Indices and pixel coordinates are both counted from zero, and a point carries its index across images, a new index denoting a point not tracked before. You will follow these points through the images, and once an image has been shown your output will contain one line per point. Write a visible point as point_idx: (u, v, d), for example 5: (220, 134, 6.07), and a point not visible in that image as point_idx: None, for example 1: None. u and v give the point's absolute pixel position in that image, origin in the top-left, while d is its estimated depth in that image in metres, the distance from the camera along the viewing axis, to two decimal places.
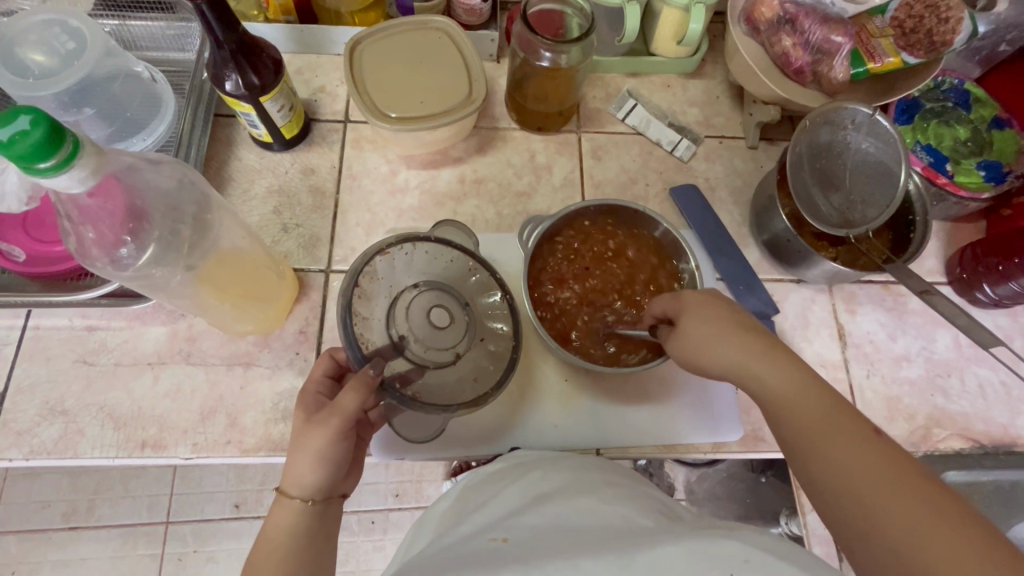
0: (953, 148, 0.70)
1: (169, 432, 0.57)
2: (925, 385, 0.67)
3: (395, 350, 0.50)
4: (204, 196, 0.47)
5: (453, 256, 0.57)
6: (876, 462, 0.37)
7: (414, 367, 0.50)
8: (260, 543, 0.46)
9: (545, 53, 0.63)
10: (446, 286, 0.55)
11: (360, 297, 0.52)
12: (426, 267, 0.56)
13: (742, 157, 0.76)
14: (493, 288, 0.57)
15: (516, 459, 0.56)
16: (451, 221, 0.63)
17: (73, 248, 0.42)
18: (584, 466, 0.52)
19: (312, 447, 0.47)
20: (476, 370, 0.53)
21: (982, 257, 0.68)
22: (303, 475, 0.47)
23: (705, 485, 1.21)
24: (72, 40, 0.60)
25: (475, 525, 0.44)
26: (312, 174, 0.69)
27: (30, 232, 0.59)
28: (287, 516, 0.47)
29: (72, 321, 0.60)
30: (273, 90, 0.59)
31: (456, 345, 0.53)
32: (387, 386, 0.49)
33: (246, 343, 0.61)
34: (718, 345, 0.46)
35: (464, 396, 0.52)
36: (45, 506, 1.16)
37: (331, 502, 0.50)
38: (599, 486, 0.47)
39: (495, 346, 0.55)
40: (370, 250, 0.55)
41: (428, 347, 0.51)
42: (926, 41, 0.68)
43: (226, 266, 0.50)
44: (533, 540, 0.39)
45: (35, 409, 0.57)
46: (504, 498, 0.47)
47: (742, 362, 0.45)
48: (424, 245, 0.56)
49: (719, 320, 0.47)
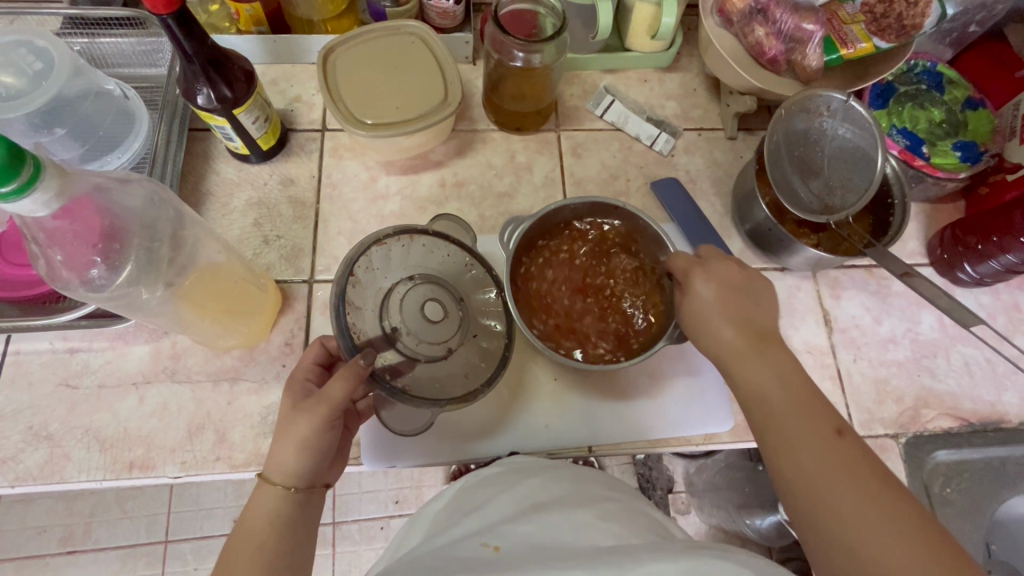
0: (929, 130, 0.71)
1: (157, 451, 0.57)
2: (912, 366, 0.67)
3: (387, 342, 0.53)
4: (178, 213, 0.47)
5: (451, 251, 0.58)
6: (846, 458, 0.42)
7: (404, 360, 0.53)
8: (240, 526, 0.47)
9: (518, 53, 0.63)
10: (441, 282, 0.57)
11: (355, 286, 0.54)
12: (422, 261, 0.57)
13: (722, 148, 0.76)
14: (489, 284, 0.59)
15: (513, 464, 0.55)
16: (450, 215, 0.60)
17: (43, 271, 0.42)
18: (579, 479, 0.52)
19: (297, 435, 0.48)
20: (467, 367, 0.55)
21: (962, 237, 0.69)
22: (287, 463, 0.48)
23: (705, 476, 1.25)
24: (39, 60, 0.60)
25: (468, 528, 0.44)
26: (291, 184, 0.69)
27: (5, 256, 0.59)
28: (269, 500, 0.48)
29: (53, 344, 0.59)
30: (246, 102, 0.58)
31: (449, 341, 0.55)
32: (378, 379, 0.51)
33: (231, 358, 0.60)
34: (719, 330, 0.49)
35: (454, 392, 0.54)
36: (41, 532, 1.14)
37: (314, 492, 0.50)
38: (597, 501, 0.47)
39: (488, 343, 0.57)
40: (367, 240, 0.57)
41: (420, 341, 0.54)
42: (897, 25, 0.68)
43: (206, 281, 0.49)
44: (524, 551, 0.39)
45: (19, 435, 0.56)
46: (499, 503, 0.47)
47: (731, 351, 0.49)
48: (421, 239, 0.58)
49: (727, 307, 0.50)
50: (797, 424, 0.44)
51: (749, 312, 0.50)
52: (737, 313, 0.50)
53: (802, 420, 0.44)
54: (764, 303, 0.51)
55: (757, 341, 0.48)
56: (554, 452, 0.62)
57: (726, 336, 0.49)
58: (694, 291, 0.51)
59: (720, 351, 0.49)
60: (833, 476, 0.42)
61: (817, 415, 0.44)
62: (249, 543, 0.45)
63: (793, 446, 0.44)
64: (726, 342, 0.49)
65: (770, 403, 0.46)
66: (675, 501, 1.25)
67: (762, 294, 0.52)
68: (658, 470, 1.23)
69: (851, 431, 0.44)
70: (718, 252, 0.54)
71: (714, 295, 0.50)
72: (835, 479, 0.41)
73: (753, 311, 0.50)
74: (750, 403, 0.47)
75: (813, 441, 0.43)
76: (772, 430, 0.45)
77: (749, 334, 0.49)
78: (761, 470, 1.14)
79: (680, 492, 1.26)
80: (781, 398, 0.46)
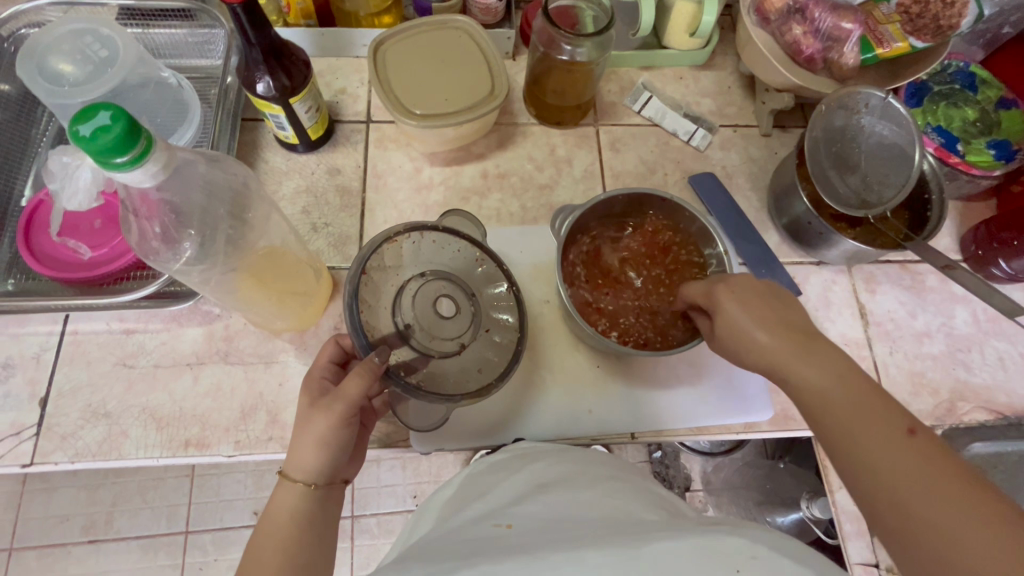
0: (963, 129, 0.72)
1: (211, 430, 0.58)
2: (947, 360, 0.68)
3: (401, 338, 0.51)
4: (248, 194, 0.49)
5: (461, 247, 0.57)
6: (909, 459, 0.38)
7: (419, 356, 0.51)
8: (262, 526, 0.46)
9: (565, 47, 0.64)
10: (452, 277, 0.55)
11: (367, 284, 0.52)
12: (433, 256, 0.56)
13: (757, 144, 0.78)
14: (499, 279, 0.58)
15: (519, 450, 0.55)
16: (461, 210, 0.61)
17: (133, 243, 0.44)
18: (587, 460, 0.52)
19: (315, 431, 0.48)
20: (480, 361, 0.54)
21: (996, 233, 0.70)
22: (307, 460, 0.48)
23: (722, 476, 1.24)
24: (103, 48, 0.62)
25: (479, 510, 0.43)
26: (338, 174, 0.70)
27: (80, 234, 0.61)
28: (290, 498, 0.48)
29: (110, 324, 0.61)
30: (303, 91, 0.60)
31: (461, 336, 0.53)
32: (392, 374, 0.50)
33: (282, 341, 0.62)
34: (752, 331, 0.48)
35: (468, 388, 0.52)
36: (64, 521, 1.15)
37: (334, 488, 0.50)
38: (602, 481, 0.47)
39: (501, 337, 0.55)
40: (377, 237, 0.55)
41: (433, 337, 0.52)
42: (933, 25, 0.70)
43: (270, 262, 0.51)
44: (535, 529, 0.38)
45: (78, 412, 0.57)
46: (506, 487, 0.47)
47: (779, 354, 0.47)
48: (431, 234, 0.57)
49: (754, 308, 0.49)
50: (855, 425, 0.41)
51: (787, 314, 0.49)
52: (778, 318, 0.48)
53: (866, 414, 0.42)
54: (794, 305, 0.50)
55: (800, 342, 0.47)
56: (597, 437, 0.64)
57: (771, 341, 0.47)
58: (724, 302, 0.50)
59: (770, 358, 0.47)
60: (908, 475, 0.38)
61: (882, 415, 0.41)
62: (271, 541, 0.45)
63: (863, 457, 0.40)
64: (773, 345, 0.47)
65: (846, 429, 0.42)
66: (692, 500, 1.22)
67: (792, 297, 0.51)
68: (676, 468, 1.23)
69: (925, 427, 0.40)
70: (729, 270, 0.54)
71: (752, 301, 0.49)
72: (913, 479, 0.38)
73: (787, 309, 0.49)
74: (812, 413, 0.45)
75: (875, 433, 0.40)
76: (827, 419, 0.43)
77: (790, 334, 0.47)
78: (783, 467, 1.18)
79: (696, 490, 1.23)
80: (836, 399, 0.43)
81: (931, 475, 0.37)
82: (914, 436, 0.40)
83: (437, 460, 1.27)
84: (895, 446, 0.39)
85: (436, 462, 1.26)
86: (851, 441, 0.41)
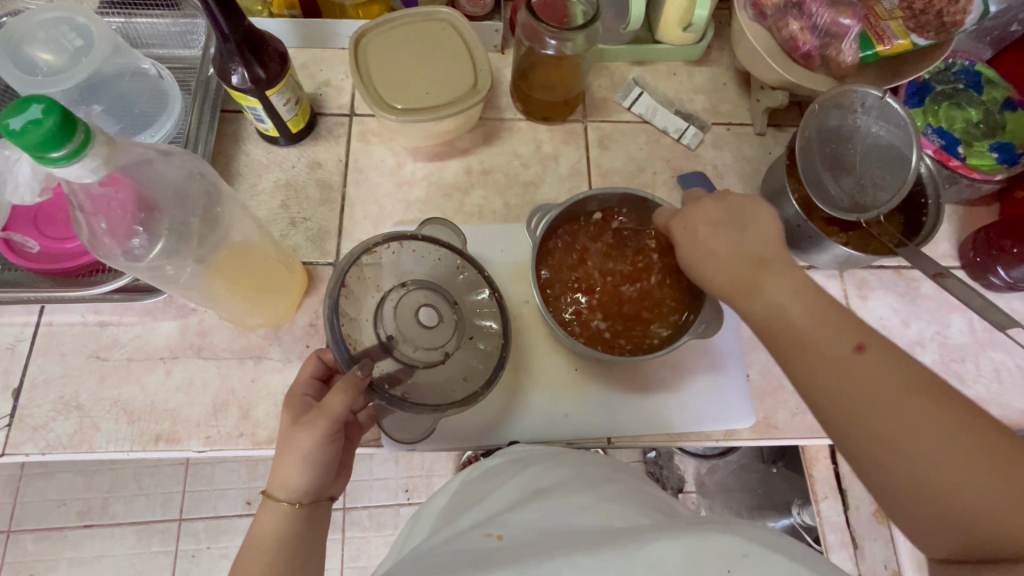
0: (966, 130, 0.69)
1: (183, 425, 0.57)
2: (939, 370, 0.66)
3: (384, 350, 0.50)
4: (215, 189, 0.48)
5: (442, 255, 0.56)
6: (860, 373, 0.41)
7: (403, 367, 0.50)
8: (247, 548, 0.46)
9: (550, 41, 0.62)
10: (433, 286, 0.54)
11: (348, 297, 0.51)
12: (414, 265, 0.55)
13: (751, 143, 0.75)
14: (482, 285, 0.57)
15: (516, 454, 0.54)
16: (438, 219, 0.61)
17: (86, 239, 0.43)
18: (582, 462, 0.51)
19: (298, 451, 0.47)
20: (466, 369, 0.53)
21: (995, 240, 0.67)
22: (290, 479, 0.47)
23: (716, 478, 1.23)
24: (79, 37, 0.61)
25: (473, 519, 0.42)
26: (319, 168, 0.69)
27: (41, 228, 0.60)
28: (274, 519, 0.47)
29: (84, 316, 0.60)
30: (279, 84, 0.59)
31: (446, 344, 0.53)
32: (377, 388, 0.49)
33: (257, 336, 0.61)
34: (713, 263, 0.50)
35: (455, 397, 0.52)
36: (60, 505, 1.17)
37: (320, 505, 0.49)
38: (598, 484, 0.46)
39: (485, 345, 0.55)
40: (355, 249, 0.53)
41: (417, 346, 0.51)
42: (936, 22, 0.67)
43: (238, 258, 0.50)
44: (529, 539, 0.37)
45: (50, 404, 0.57)
46: (501, 493, 0.45)
47: (740, 281, 0.48)
48: (411, 244, 0.55)
49: (716, 241, 0.50)
50: (812, 345, 0.43)
51: (744, 241, 0.49)
52: (735, 246, 0.49)
53: (819, 334, 0.43)
54: (755, 227, 0.50)
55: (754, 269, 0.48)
56: (574, 441, 0.62)
57: (732, 269, 0.48)
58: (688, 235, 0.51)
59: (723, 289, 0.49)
60: (859, 386, 0.40)
61: (835, 331, 0.43)
62: (255, 562, 0.45)
63: (819, 373, 0.42)
64: (726, 276, 0.49)
65: (802, 348, 0.44)
66: (684, 501, 1.20)
67: (755, 215, 0.51)
68: (670, 469, 1.21)
69: (872, 339, 0.42)
70: (696, 195, 0.54)
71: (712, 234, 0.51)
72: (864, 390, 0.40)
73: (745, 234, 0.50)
74: (770, 335, 0.46)
75: (830, 350, 0.42)
76: (785, 341, 0.45)
77: (748, 261, 0.48)
78: (776, 471, 1.16)
79: (689, 492, 1.22)
80: (794, 321, 0.45)
81: (878, 384, 0.40)
82: (863, 349, 0.42)
83: (429, 455, 1.27)
84: (848, 362, 0.41)
85: (428, 456, 1.25)
86: (810, 361, 0.43)
